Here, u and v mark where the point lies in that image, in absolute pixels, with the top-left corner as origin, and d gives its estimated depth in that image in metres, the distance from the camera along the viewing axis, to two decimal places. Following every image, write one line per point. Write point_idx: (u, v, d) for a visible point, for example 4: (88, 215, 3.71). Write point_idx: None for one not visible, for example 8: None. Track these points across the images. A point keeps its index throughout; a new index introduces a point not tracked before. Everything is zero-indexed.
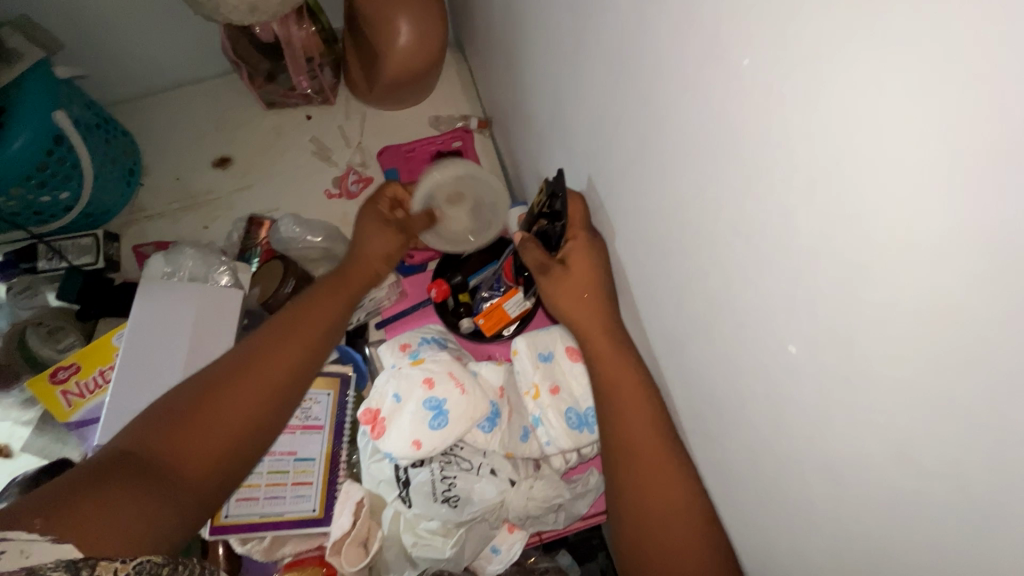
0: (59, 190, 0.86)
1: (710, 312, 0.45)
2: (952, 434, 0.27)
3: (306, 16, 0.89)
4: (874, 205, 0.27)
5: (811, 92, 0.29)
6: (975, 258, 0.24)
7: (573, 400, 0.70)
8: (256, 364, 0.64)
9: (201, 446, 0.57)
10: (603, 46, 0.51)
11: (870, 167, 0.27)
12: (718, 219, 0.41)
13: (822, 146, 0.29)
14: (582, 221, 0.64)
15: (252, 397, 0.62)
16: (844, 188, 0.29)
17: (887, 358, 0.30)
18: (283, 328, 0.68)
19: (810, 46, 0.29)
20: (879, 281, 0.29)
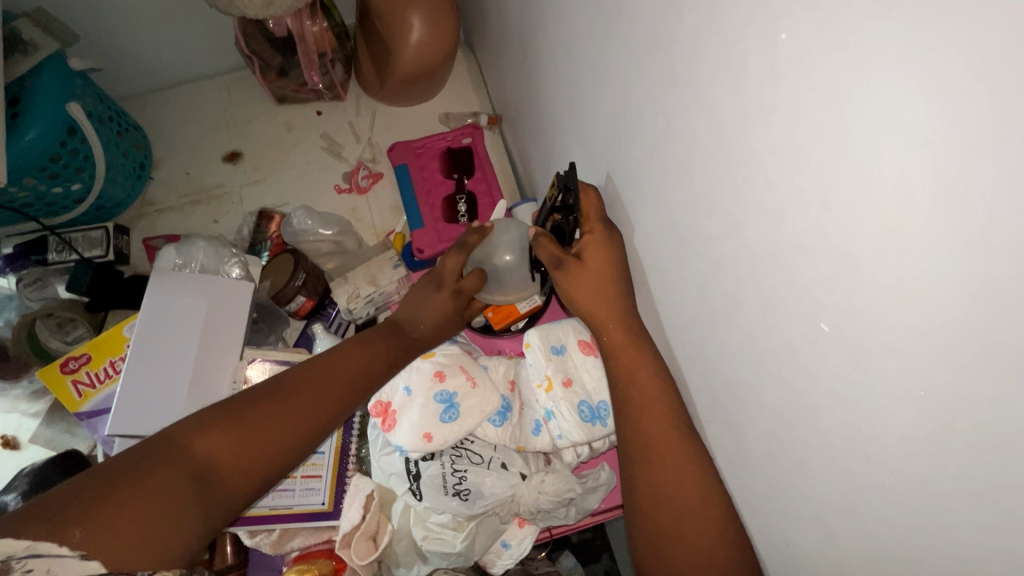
0: (71, 181, 0.86)
1: (728, 298, 0.46)
2: (977, 409, 0.28)
3: (319, 12, 0.89)
4: (901, 184, 0.28)
5: (845, 69, 0.29)
6: (1001, 232, 0.24)
7: (586, 393, 0.69)
8: (307, 388, 0.64)
9: (247, 458, 0.57)
10: (621, 37, 0.52)
11: (898, 147, 0.28)
12: (738, 203, 0.41)
13: (850, 126, 0.30)
14: (596, 215, 0.63)
15: (301, 420, 0.62)
16: (870, 168, 0.30)
17: (921, 334, 0.30)
18: (341, 357, 0.69)
19: (840, 27, 0.29)
20: (904, 259, 0.29)
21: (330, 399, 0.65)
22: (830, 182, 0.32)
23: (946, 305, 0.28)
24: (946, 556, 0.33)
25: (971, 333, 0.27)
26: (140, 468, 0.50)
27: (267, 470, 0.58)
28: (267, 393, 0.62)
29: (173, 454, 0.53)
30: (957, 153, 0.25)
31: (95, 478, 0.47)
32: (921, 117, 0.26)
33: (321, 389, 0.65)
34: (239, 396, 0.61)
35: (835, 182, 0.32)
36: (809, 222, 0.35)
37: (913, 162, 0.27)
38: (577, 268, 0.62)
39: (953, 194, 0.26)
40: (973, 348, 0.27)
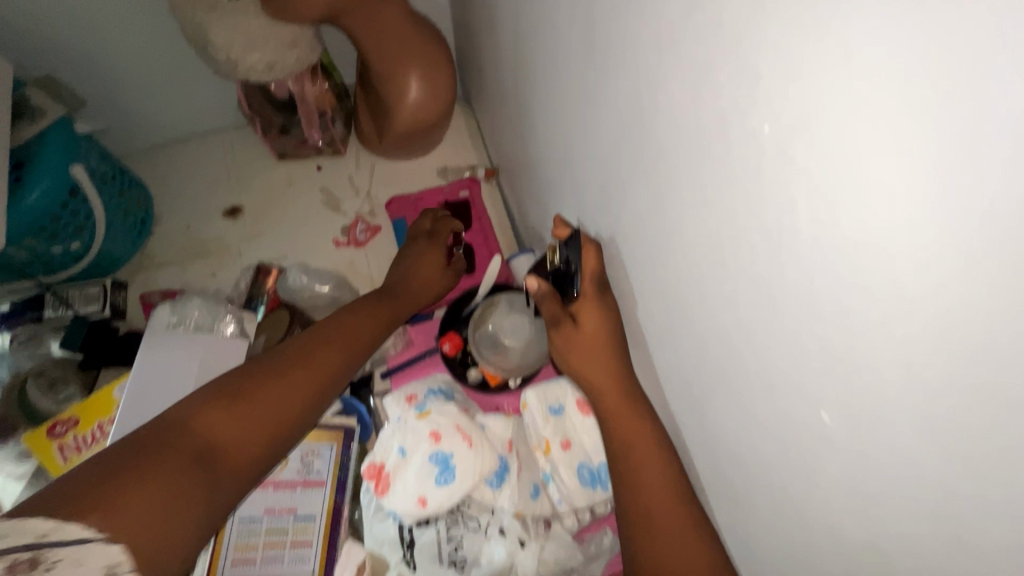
0: (70, 240, 0.87)
1: (728, 367, 0.44)
2: (985, 517, 0.26)
3: (320, 74, 0.91)
4: (881, 279, 0.27)
5: (814, 150, 0.29)
6: (987, 340, 0.23)
7: (586, 455, 0.67)
8: (308, 361, 0.65)
9: (249, 435, 0.57)
10: (610, 104, 0.53)
11: (875, 241, 0.27)
12: (732, 275, 0.40)
13: (827, 215, 0.29)
14: (593, 280, 0.61)
15: (301, 397, 0.63)
16: (850, 258, 0.29)
17: (925, 434, 0.28)
18: (338, 330, 0.71)
19: (806, 118, 0.29)
20: (893, 353, 0.28)
21: (316, 381, 0.65)
22: (815, 266, 0.31)
23: (938, 407, 0.26)
24: None
25: (968, 440, 0.25)
26: (139, 459, 0.49)
27: (279, 443, 0.60)
28: (252, 380, 0.61)
29: (173, 439, 0.52)
30: (933, 254, 0.24)
31: (90, 474, 0.47)
32: (889, 210, 0.25)
33: (315, 367, 0.66)
34: (226, 384, 0.60)
35: (820, 268, 0.31)
36: (798, 304, 0.34)
37: (889, 257, 0.26)
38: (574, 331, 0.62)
39: (933, 295, 0.25)
40: (972, 456, 0.25)
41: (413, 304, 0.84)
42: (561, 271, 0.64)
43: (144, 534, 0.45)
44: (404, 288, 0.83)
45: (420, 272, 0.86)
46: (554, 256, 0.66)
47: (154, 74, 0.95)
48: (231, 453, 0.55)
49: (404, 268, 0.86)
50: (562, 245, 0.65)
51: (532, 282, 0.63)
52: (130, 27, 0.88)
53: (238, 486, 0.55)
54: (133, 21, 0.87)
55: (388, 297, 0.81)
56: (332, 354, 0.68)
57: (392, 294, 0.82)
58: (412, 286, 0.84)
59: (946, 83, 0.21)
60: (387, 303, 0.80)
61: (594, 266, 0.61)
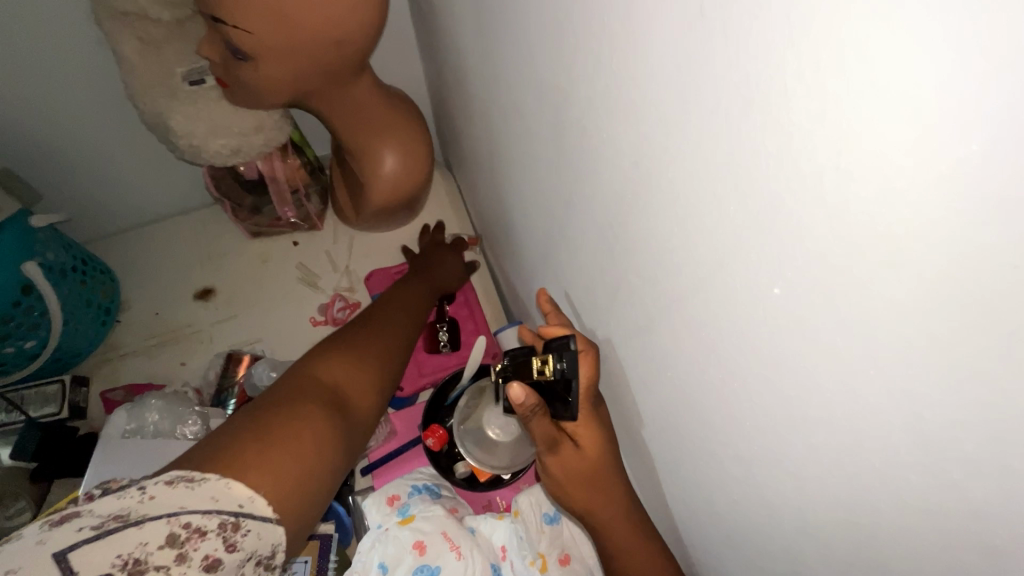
0: (24, 338, 0.81)
1: (745, 502, 0.37)
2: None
3: (291, 151, 0.88)
4: (946, 453, 0.21)
5: (830, 308, 0.24)
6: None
7: (587, 569, 0.60)
8: (380, 330, 0.70)
9: (359, 389, 0.61)
10: (573, 193, 0.47)
11: (940, 410, 0.21)
12: (734, 401, 0.34)
13: (866, 367, 0.24)
14: (587, 389, 0.45)
15: (386, 358, 0.67)
16: (902, 421, 0.23)
17: None
18: (393, 306, 0.77)
19: (822, 253, 0.23)
20: (977, 542, 0.22)
21: (389, 349, 0.69)
22: (842, 421, 0.26)
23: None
24: None
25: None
26: (276, 412, 0.51)
27: (380, 398, 0.63)
28: (344, 351, 0.63)
29: (305, 393, 0.55)
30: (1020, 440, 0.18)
31: (244, 427, 0.49)
32: (930, 404, 0.21)
33: (387, 333, 0.71)
34: (320, 352, 0.62)
35: (849, 425, 0.26)
36: (824, 457, 0.28)
37: (959, 432, 0.21)
38: (575, 454, 0.45)
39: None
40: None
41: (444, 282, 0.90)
42: (551, 380, 0.45)
43: (302, 484, 0.48)
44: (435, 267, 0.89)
45: (445, 260, 0.92)
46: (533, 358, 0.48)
47: (119, 157, 0.92)
48: (350, 402, 0.59)
49: (428, 256, 0.92)
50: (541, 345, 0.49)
51: (516, 394, 0.44)
52: (91, 113, 0.85)
53: (361, 430, 0.59)
54: (95, 108, 0.84)
55: (424, 274, 0.87)
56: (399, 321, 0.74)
57: (420, 274, 0.87)
58: (439, 269, 0.90)
59: (983, 262, 0.17)
60: (427, 279, 0.87)
61: (593, 375, 0.45)
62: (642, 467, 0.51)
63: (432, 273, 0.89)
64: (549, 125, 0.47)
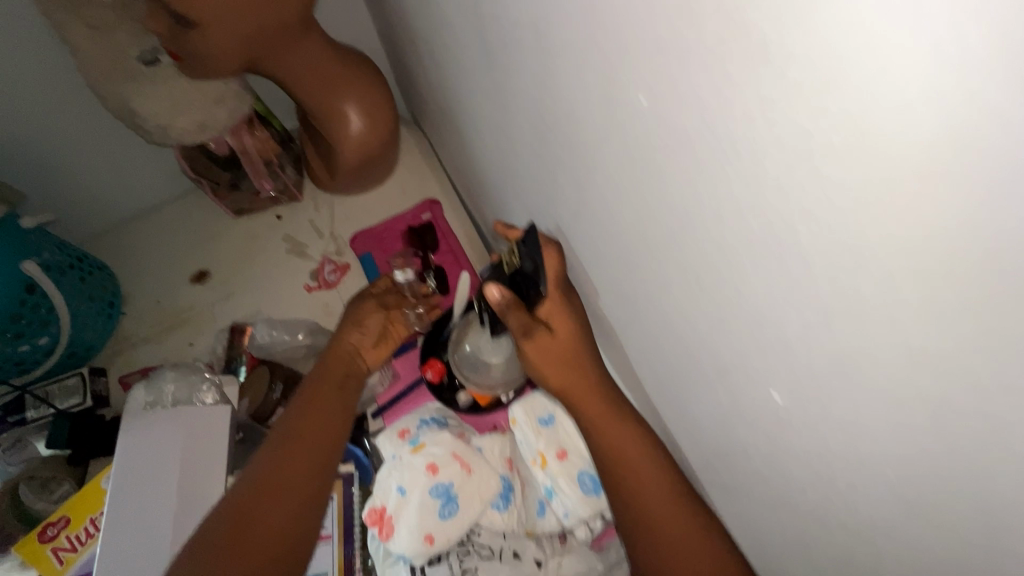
0: (37, 336, 0.85)
1: (695, 361, 0.40)
2: (1007, 496, 0.22)
3: (257, 123, 0.90)
4: (815, 217, 0.24)
5: (712, 120, 0.27)
6: (955, 258, 0.19)
7: (583, 461, 0.64)
8: (264, 491, 0.58)
9: None
10: (518, 108, 0.50)
11: (807, 171, 0.23)
12: (668, 255, 0.37)
13: (744, 165, 0.27)
14: (557, 281, 0.51)
15: (268, 533, 0.57)
16: (787, 213, 0.26)
17: (878, 390, 0.26)
18: (284, 440, 0.62)
19: (702, 69, 0.26)
20: (863, 306, 0.24)
21: (295, 501, 0.59)
22: (741, 235, 0.30)
23: (929, 357, 0.23)
24: None
25: (973, 398, 0.21)
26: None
27: None
28: (232, 525, 0.56)
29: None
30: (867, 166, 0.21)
31: None
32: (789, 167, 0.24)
33: (274, 490, 0.59)
34: (210, 533, 0.56)
35: (742, 238, 0.30)
36: (734, 278, 0.32)
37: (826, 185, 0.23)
38: (550, 339, 0.50)
39: (883, 217, 0.21)
40: (983, 418, 0.21)
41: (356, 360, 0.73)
42: (518, 272, 0.51)
43: None
44: (338, 353, 0.72)
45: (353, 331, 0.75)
46: (503, 256, 0.54)
47: (94, 154, 0.95)
48: None
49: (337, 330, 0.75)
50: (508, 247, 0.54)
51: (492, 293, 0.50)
52: (62, 112, 0.87)
53: None
54: (60, 105, 0.86)
55: (325, 369, 0.70)
56: (290, 461, 0.61)
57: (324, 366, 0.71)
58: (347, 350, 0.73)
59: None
60: (329, 376, 0.69)
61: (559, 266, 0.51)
62: (616, 358, 0.54)
63: (337, 362, 0.71)
64: (484, 44, 0.49)
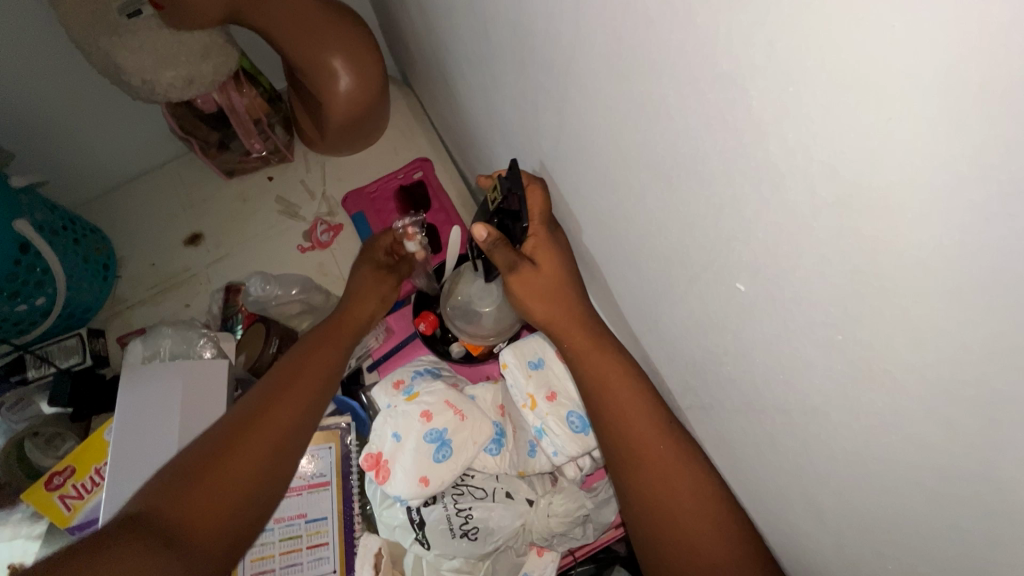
0: (34, 296, 0.86)
1: (669, 289, 0.41)
2: (965, 368, 0.23)
3: (245, 80, 0.89)
4: (785, 95, 0.25)
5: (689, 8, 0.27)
6: (929, 105, 0.19)
7: (573, 402, 0.66)
8: (257, 422, 0.59)
9: (201, 514, 0.53)
10: (501, 44, 0.49)
11: (790, 44, 0.23)
12: (646, 177, 0.38)
13: (720, 59, 0.27)
14: (541, 215, 0.52)
15: (255, 461, 0.57)
16: (763, 108, 0.26)
17: (840, 284, 0.27)
18: (282, 381, 0.64)
19: None
20: (830, 197, 0.25)
21: (283, 436, 0.60)
22: (720, 142, 0.30)
23: (889, 236, 0.23)
24: (933, 517, 0.28)
25: (938, 271, 0.22)
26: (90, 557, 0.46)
27: (237, 519, 0.55)
28: (219, 448, 0.57)
29: (135, 528, 0.49)
30: (851, 22, 0.21)
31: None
32: (761, 43, 0.25)
33: (266, 422, 0.60)
34: (179, 466, 0.55)
35: (721, 143, 0.30)
36: (710, 188, 0.32)
37: (810, 54, 0.23)
38: (534, 274, 0.51)
39: (865, 79, 0.21)
40: (944, 290, 0.22)
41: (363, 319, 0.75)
42: (502, 208, 0.51)
43: None
44: (350, 306, 0.74)
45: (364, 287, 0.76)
46: (488, 194, 0.54)
47: (81, 115, 0.94)
48: (190, 532, 0.52)
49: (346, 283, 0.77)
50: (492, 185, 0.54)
51: (478, 231, 0.50)
52: (45, 69, 0.86)
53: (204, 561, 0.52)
54: (45, 62, 0.86)
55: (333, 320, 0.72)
56: (287, 399, 0.62)
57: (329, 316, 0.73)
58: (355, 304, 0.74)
59: None
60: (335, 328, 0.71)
61: (543, 204, 0.52)
62: (602, 299, 0.55)
63: (346, 316, 0.73)
64: None
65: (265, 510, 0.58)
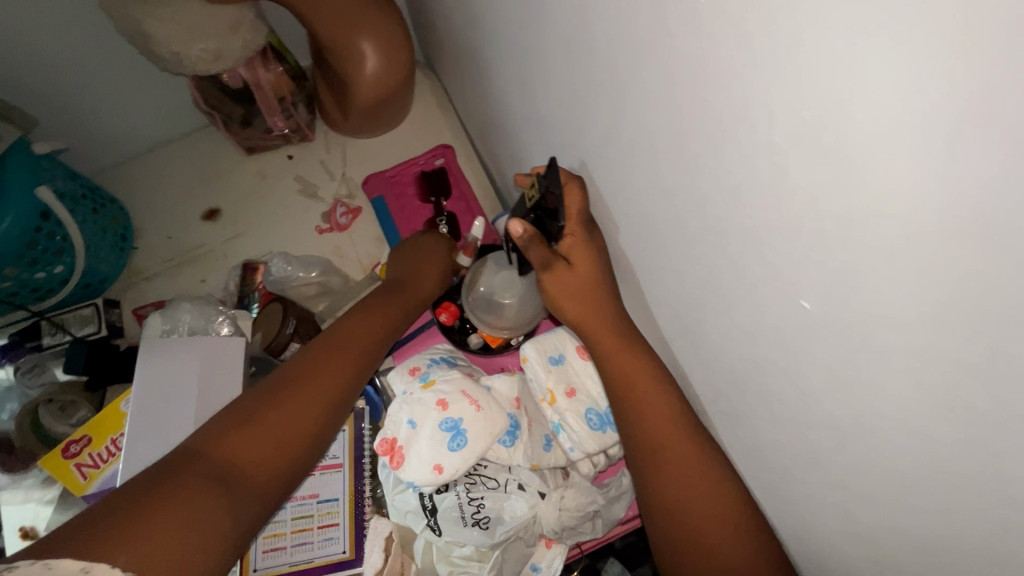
0: (53, 264, 0.86)
1: (714, 293, 0.41)
2: None
3: (272, 57, 0.88)
4: (868, 112, 0.24)
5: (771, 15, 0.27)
6: (983, 138, 0.20)
7: (592, 400, 0.67)
8: (312, 377, 0.60)
9: (259, 458, 0.53)
10: (549, 35, 0.48)
11: (854, 70, 0.24)
12: (698, 181, 0.37)
13: (796, 71, 0.27)
14: (578, 215, 0.52)
15: (309, 412, 0.58)
16: (841, 124, 0.26)
17: (913, 302, 0.26)
18: (334, 343, 0.65)
19: None
20: (924, 215, 0.24)
21: (335, 393, 0.61)
22: (786, 151, 0.29)
23: (964, 255, 0.23)
24: (989, 540, 0.28)
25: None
26: (143, 495, 0.45)
27: (290, 467, 0.55)
28: (275, 395, 0.57)
29: (187, 470, 0.48)
30: (942, 43, 0.20)
31: (97, 505, 0.44)
32: (845, 57, 0.24)
33: (320, 379, 0.60)
34: (235, 409, 0.55)
35: (791, 151, 0.29)
36: (769, 195, 0.32)
37: (872, 81, 0.23)
38: (568, 272, 0.52)
39: (966, 100, 0.20)
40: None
41: (420, 298, 0.79)
42: (540, 206, 0.51)
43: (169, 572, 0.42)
44: (409, 284, 0.79)
45: (426, 270, 0.82)
46: (526, 189, 0.54)
47: (104, 82, 0.93)
48: (248, 474, 0.51)
49: (408, 262, 0.82)
50: (530, 181, 0.54)
51: (515, 227, 0.52)
52: (69, 34, 0.85)
53: (259, 504, 0.51)
54: (70, 28, 0.84)
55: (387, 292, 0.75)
56: (340, 359, 0.63)
57: (397, 287, 0.77)
58: (413, 285, 0.79)
59: None
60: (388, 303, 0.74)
61: (581, 207, 0.52)
62: (633, 300, 0.54)
63: (405, 293, 0.77)
64: None
65: (305, 469, 0.57)
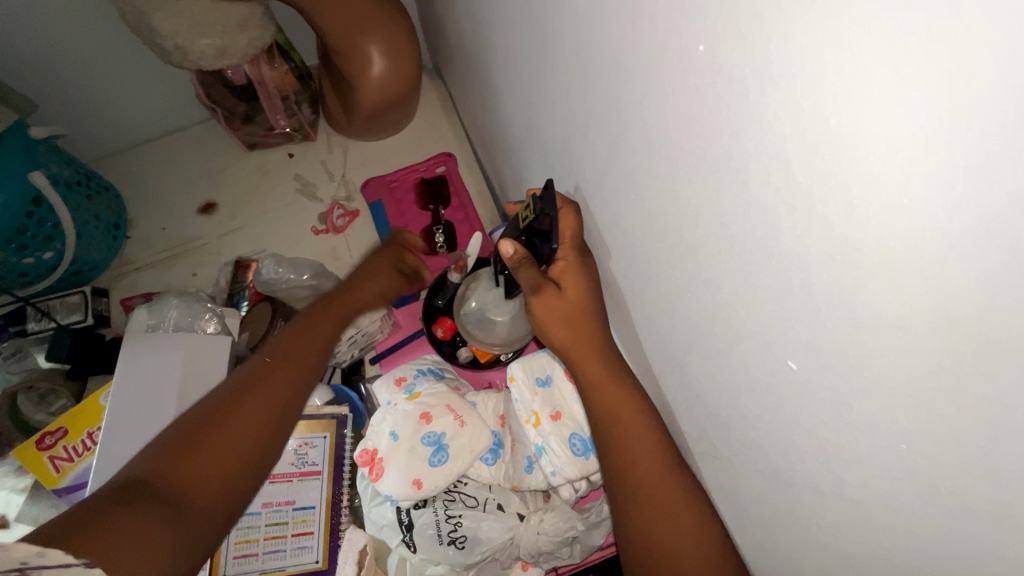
0: (42, 250, 0.85)
1: (702, 335, 0.40)
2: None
3: (277, 54, 0.87)
4: (865, 181, 0.23)
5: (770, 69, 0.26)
6: (973, 227, 0.20)
7: (576, 424, 0.66)
8: (260, 385, 0.57)
9: (211, 472, 0.50)
10: (552, 61, 0.48)
11: (848, 140, 0.23)
12: (691, 222, 0.37)
13: (794, 130, 0.26)
14: (572, 240, 0.52)
15: (260, 421, 0.55)
16: (835, 188, 0.25)
17: (900, 376, 0.25)
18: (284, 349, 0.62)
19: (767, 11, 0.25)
20: (920, 290, 0.23)
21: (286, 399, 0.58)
22: (780, 206, 0.28)
23: (954, 336, 0.22)
24: None
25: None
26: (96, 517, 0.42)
27: (245, 477, 0.52)
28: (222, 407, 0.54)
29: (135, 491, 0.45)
30: (945, 122, 0.20)
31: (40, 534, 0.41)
32: (845, 122, 0.23)
33: (269, 386, 0.57)
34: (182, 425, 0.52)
35: (785, 206, 0.28)
36: (760, 246, 0.31)
37: (871, 153, 0.23)
38: (558, 297, 0.51)
39: (966, 184, 0.20)
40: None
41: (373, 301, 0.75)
42: (533, 227, 0.50)
43: None
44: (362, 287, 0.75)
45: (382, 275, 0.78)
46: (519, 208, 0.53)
47: (108, 70, 0.92)
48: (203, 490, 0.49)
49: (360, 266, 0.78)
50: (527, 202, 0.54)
51: (506, 248, 0.51)
52: (74, 21, 0.84)
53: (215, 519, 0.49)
54: (76, 15, 0.84)
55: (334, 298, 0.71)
56: (289, 365, 0.60)
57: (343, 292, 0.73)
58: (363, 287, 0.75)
59: None
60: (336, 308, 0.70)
61: (575, 231, 0.52)
62: (623, 329, 0.54)
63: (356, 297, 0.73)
64: None
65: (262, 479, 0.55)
